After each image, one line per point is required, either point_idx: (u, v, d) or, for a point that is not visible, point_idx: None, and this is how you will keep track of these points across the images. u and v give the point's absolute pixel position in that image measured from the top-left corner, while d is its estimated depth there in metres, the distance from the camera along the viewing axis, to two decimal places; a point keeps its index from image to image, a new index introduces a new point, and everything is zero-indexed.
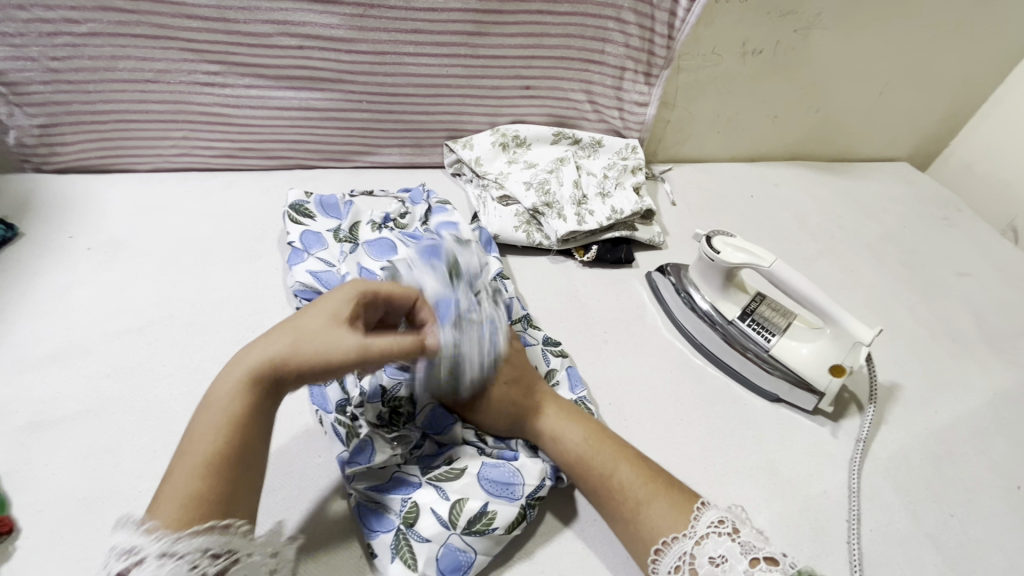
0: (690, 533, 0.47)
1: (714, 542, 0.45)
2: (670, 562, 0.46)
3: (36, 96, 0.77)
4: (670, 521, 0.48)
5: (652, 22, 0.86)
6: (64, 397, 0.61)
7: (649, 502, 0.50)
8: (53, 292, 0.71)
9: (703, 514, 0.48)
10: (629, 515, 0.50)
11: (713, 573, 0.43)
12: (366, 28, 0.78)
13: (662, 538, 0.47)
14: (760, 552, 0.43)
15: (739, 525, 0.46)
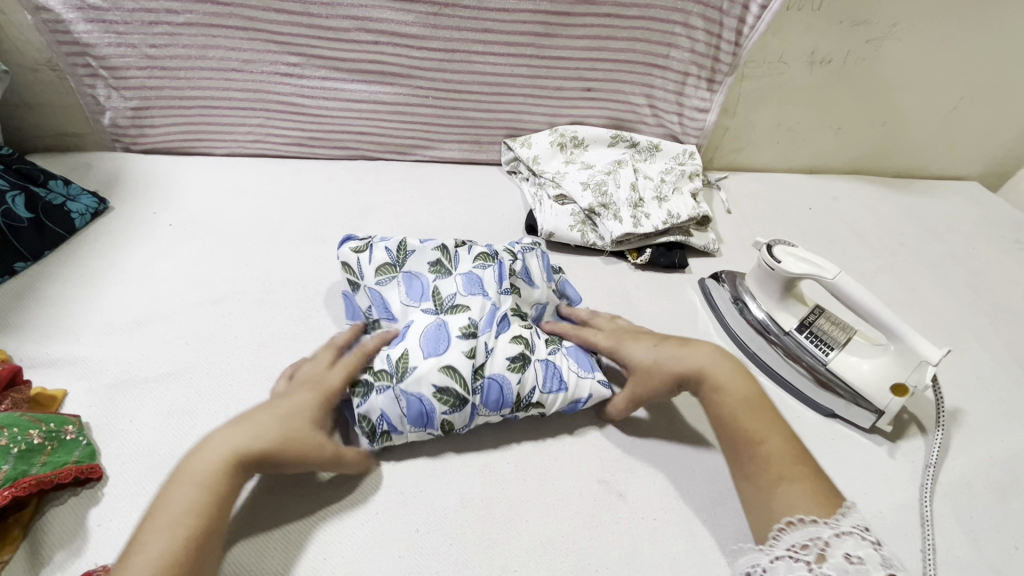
0: (832, 523, 0.46)
1: (855, 542, 0.45)
2: (801, 537, 0.46)
3: (132, 80, 0.83)
4: (798, 504, 0.48)
5: (720, 28, 0.86)
6: (147, 360, 0.65)
7: (792, 481, 0.50)
8: (139, 263, 0.77)
9: (852, 516, 0.47)
10: (766, 485, 0.51)
11: (846, 567, 0.43)
12: (438, 25, 0.81)
13: (797, 516, 0.47)
14: (899, 573, 0.43)
15: (877, 540, 0.46)
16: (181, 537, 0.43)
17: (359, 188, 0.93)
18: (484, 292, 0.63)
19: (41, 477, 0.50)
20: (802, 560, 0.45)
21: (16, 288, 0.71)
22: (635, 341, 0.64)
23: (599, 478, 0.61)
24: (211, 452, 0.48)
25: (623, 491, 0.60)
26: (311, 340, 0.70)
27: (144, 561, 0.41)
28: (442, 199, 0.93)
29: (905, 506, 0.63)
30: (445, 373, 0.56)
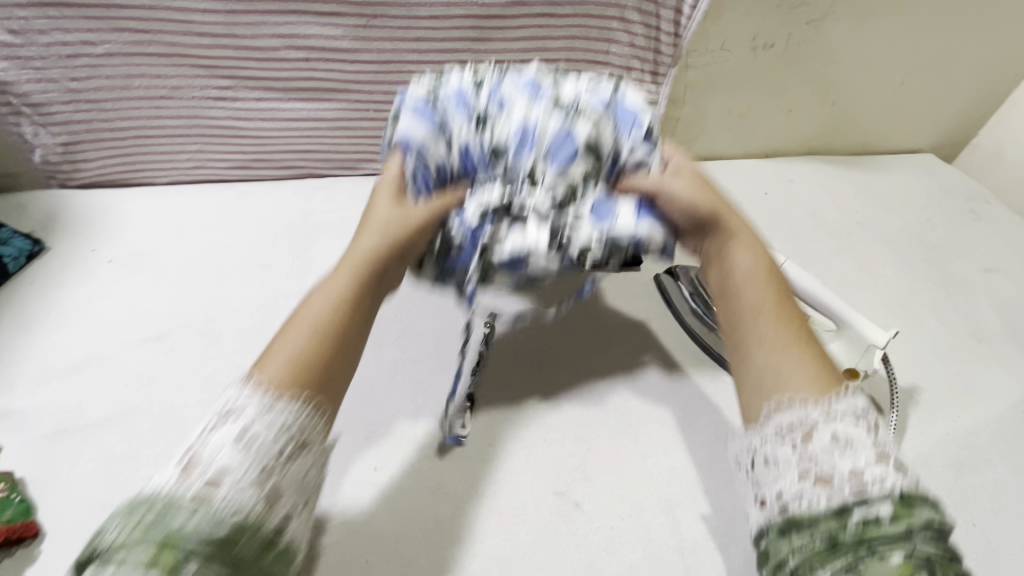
0: (824, 404, 0.46)
1: (844, 425, 0.45)
2: (789, 417, 0.47)
3: (58, 116, 0.80)
4: (789, 380, 0.49)
5: (657, 20, 0.85)
6: (87, 406, 0.64)
7: (798, 344, 0.51)
8: (78, 304, 0.75)
9: (852, 397, 0.46)
10: (776, 335, 0.52)
11: (832, 447, 0.44)
12: (370, 37, 0.79)
13: (785, 395, 0.48)
14: (889, 454, 0.43)
15: (879, 422, 0.46)
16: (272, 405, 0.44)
17: (307, 208, 0.92)
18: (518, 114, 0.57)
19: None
20: (789, 441, 0.46)
21: None
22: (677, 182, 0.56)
23: (556, 490, 0.61)
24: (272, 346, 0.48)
25: (579, 500, 0.60)
26: None
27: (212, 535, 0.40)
28: None
29: None
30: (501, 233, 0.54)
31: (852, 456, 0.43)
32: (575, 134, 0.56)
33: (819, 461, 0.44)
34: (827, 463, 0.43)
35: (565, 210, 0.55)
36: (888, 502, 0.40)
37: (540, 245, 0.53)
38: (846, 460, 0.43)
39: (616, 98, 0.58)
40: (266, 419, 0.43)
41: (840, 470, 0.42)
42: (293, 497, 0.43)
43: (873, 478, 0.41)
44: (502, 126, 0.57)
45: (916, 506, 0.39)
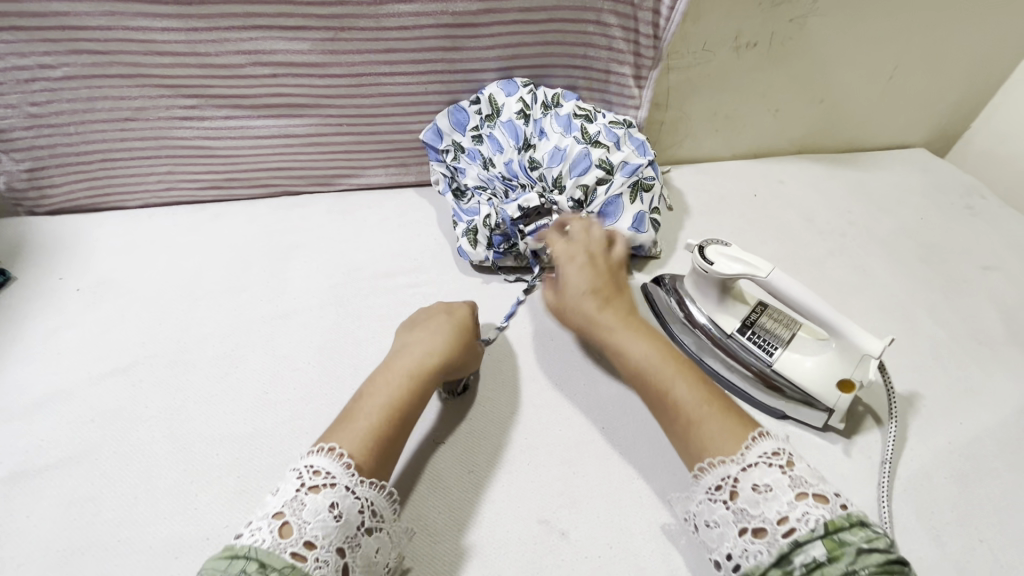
0: (738, 459, 0.49)
1: (762, 470, 0.47)
2: (713, 478, 0.49)
3: (20, 142, 0.78)
4: (728, 445, 0.50)
5: (635, 22, 0.82)
6: (49, 445, 0.61)
7: (702, 421, 0.52)
8: (42, 336, 0.72)
9: (760, 444, 0.49)
10: (681, 432, 0.53)
11: (754, 498, 0.46)
12: (338, 51, 0.77)
13: (707, 459, 0.50)
14: (810, 488, 0.46)
15: (792, 459, 0.48)
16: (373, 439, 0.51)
17: (282, 227, 0.89)
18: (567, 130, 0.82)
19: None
20: (720, 500, 0.48)
21: None
22: (574, 276, 0.65)
23: (540, 518, 0.58)
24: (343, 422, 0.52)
25: (565, 529, 0.57)
26: (228, 402, 0.66)
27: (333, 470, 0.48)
28: (371, 231, 0.90)
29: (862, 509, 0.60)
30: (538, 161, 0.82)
31: (773, 502, 0.45)
32: (594, 152, 0.81)
33: (752, 515, 0.46)
34: (759, 514, 0.46)
35: (583, 207, 0.81)
36: (819, 542, 0.42)
37: (564, 203, 0.80)
38: (769, 504, 0.45)
39: (627, 135, 0.84)
40: (349, 496, 0.47)
41: (770, 520, 0.45)
42: (384, 556, 0.49)
43: (799, 518, 0.44)
44: (566, 169, 0.80)
45: (842, 536, 0.42)
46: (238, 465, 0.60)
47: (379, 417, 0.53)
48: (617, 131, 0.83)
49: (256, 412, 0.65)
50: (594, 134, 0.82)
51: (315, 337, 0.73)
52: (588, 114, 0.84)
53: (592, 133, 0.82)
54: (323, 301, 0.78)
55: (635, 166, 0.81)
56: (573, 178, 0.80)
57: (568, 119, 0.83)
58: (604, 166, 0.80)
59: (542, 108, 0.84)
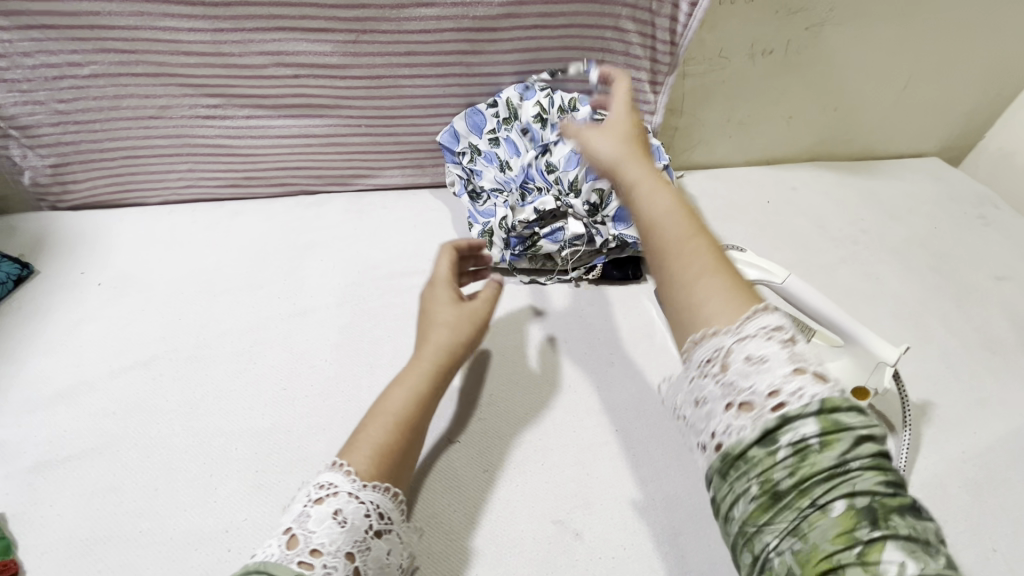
0: (734, 330, 0.39)
1: (758, 342, 0.38)
2: (708, 349, 0.40)
3: (46, 138, 0.80)
4: (717, 308, 0.41)
5: (653, 29, 0.83)
6: (71, 436, 0.62)
7: (707, 274, 0.43)
8: (65, 329, 0.73)
9: (762, 316, 0.39)
10: (685, 282, 0.44)
11: (746, 370, 0.37)
12: (360, 53, 0.78)
13: (708, 327, 0.41)
14: (811, 365, 0.36)
15: (801, 343, 0.38)
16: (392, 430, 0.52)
17: (299, 226, 0.90)
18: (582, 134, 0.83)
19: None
20: (710, 374, 0.39)
21: None
22: (597, 138, 0.58)
23: (554, 518, 0.58)
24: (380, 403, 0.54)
25: (579, 530, 0.58)
26: (246, 397, 0.67)
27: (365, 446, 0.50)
28: (387, 231, 0.91)
29: None
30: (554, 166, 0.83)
31: (765, 374, 0.36)
32: None
33: (740, 389, 0.37)
34: (749, 389, 0.36)
35: (599, 211, 0.81)
36: (813, 421, 0.33)
37: (580, 206, 0.80)
38: (759, 377, 0.36)
39: None
40: (354, 502, 0.45)
41: (759, 392, 0.35)
42: (396, 558, 0.47)
43: (791, 391, 0.34)
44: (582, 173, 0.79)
45: (840, 416, 0.33)
46: (257, 459, 0.61)
47: (386, 427, 0.52)
48: None
49: (274, 407, 0.66)
50: None
51: (331, 335, 0.74)
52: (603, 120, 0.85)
53: None
54: (340, 299, 0.79)
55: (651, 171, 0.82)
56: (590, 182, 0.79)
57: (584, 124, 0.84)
58: None
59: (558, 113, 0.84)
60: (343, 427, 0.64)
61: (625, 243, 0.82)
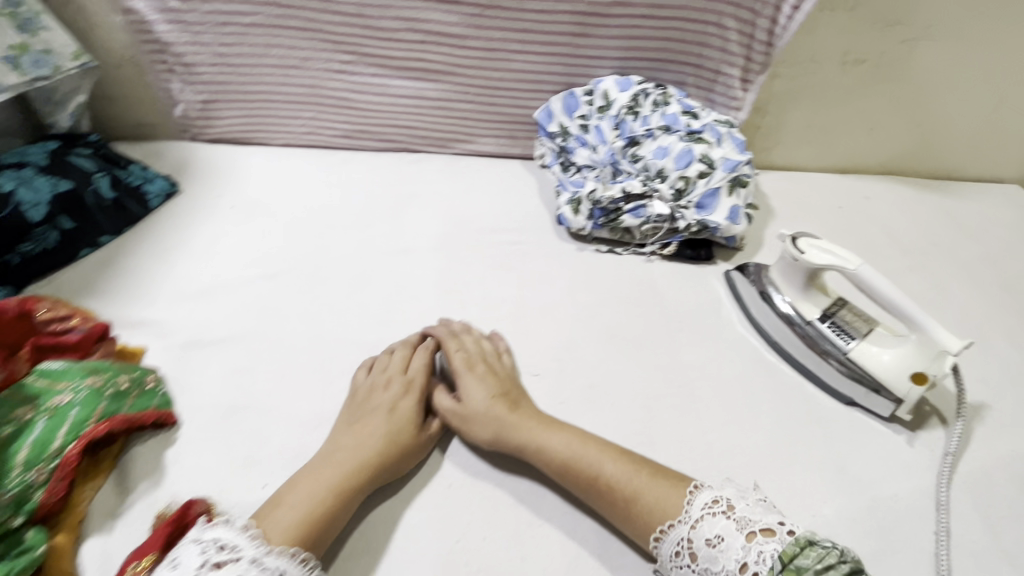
0: (685, 518, 0.53)
1: (709, 522, 0.52)
2: (672, 549, 0.53)
3: (204, 76, 0.92)
4: (675, 505, 0.54)
5: (752, 28, 0.89)
6: (215, 324, 0.73)
7: (637, 495, 0.56)
8: (206, 240, 0.85)
9: (702, 493, 0.54)
10: (625, 507, 0.56)
11: (710, 552, 0.50)
12: (482, 26, 0.87)
13: (659, 526, 0.54)
14: (755, 526, 0.50)
15: (733, 503, 0.53)
16: (320, 503, 0.54)
17: (400, 179, 0.99)
18: (674, 124, 0.88)
19: (78, 450, 0.54)
20: (683, 564, 0.52)
21: (102, 260, 0.80)
22: (472, 386, 0.66)
23: (622, 449, 0.65)
24: (304, 475, 0.57)
25: (642, 462, 0.64)
26: (357, 314, 0.77)
27: (280, 518, 0.52)
28: (478, 192, 0.99)
29: (922, 491, 0.64)
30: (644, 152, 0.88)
31: (727, 550, 0.50)
32: (697, 147, 0.86)
33: (716, 572, 0.50)
34: (722, 570, 0.50)
35: (683, 196, 0.86)
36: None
37: (665, 191, 0.85)
38: (726, 556, 0.49)
39: (730, 133, 0.89)
40: (257, 568, 0.47)
41: (732, 572, 0.49)
42: None
43: (755, 560, 0.48)
44: (670, 162, 0.86)
45: (796, 567, 0.47)
46: (366, 364, 0.71)
47: (309, 504, 0.54)
48: (719, 130, 0.88)
49: (381, 326, 0.75)
50: (698, 130, 0.87)
51: (428, 275, 0.83)
52: (693, 112, 0.89)
53: (695, 130, 0.87)
54: (437, 244, 0.88)
55: (736, 163, 0.86)
56: (677, 169, 0.85)
57: (674, 115, 0.88)
58: (706, 162, 0.85)
59: (650, 103, 0.89)
60: (439, 348, 0.73)
61: (706, 228, 0.86)
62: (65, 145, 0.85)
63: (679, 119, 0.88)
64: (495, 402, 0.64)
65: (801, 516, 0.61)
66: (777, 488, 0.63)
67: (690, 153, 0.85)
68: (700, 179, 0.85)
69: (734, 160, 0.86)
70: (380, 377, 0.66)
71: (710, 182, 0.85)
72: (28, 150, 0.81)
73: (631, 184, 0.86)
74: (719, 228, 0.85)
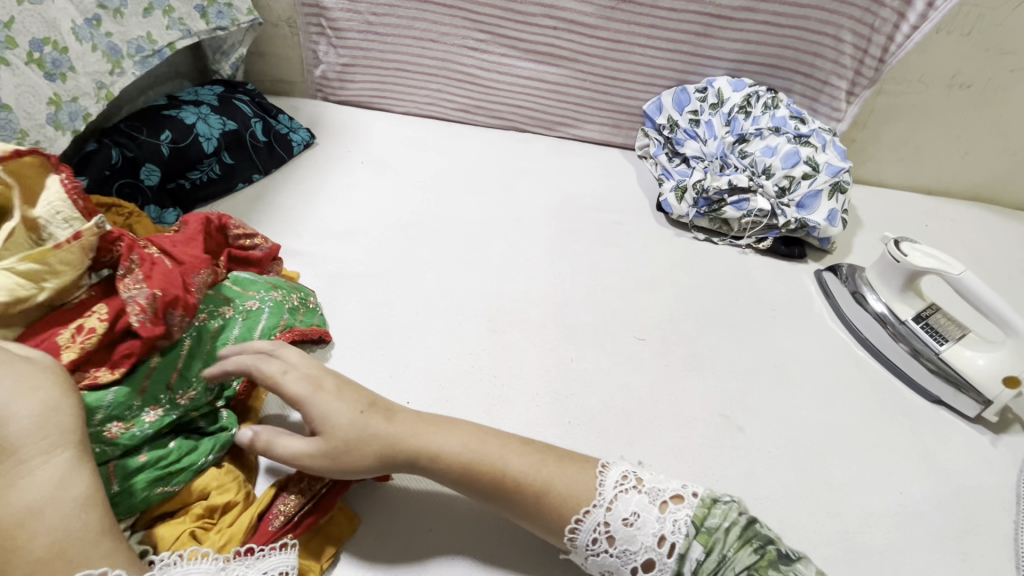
0: (600, 502, 0.52)
1: (624, 501, 0.52)
2: (590, 536, 0.51)
3: (351, 41, 1.01)
4: (586, 487, 0.53)
5: (868, 43, 0.93)
6: (356, 262, 0.82)
7: (547, 487, 0.53)
8: (341, 188, 0.94)
9: (608, 472, 0.54)
10: (533, 504, 0.53)
11: (629, 531, 0.51)
12: (612, 18, 0.95)
13: (576, 511, 0.52)
14: (666, 494, 0.53)
15: (640, 477, 0.54)
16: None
17: (510, 154, 1.06)
18: (783, 127, 0.93)
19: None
20: (602, 549, 0.51)
21: (255, 195, 0.90)
22: (317, 399, 0.55)
23: (722, 413, 0.71)
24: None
25: (741, 426, 0.70)
26: (478, 268, 0.84)
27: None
28: (582, 173, 1.04)
29: (1003, 485, 0.69)
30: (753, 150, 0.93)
31: (643, 526, 0.51)
32: (803, 150, 0.91)
33: (634, 551, 0.51)
34: (641, 547, 0.51)
35: (785, 195, 0.91)
36: (695, 543, 0.50)
37: (769, 187, 0.91)
38: (643, 534, 0.51)
39: (834, 142, 0.93)
40: None
41: (651, 546, 0.50)
42: None
43: (672, 529, 0.51)
44: (777, 160, 0.91)
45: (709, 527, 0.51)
46: (489, 312, 0.78)
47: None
48: (825, 137, 0.93)
49: (500, 280, 0.83)
50: (807, 134, 0.92)
51: (539, 242, 0.90)
52: (802, 119, 0.95)
53: (804, 134, 0.92)
54: (546, 216, 0.95)
55: (839, 169, 0.90)
56: (783, 169, 0.90)
57: (784, 119, 0.94)
58: (811, 164, 0.90)
59: (762, 105, 0.95)
60: (553, 306, 0.80)
61: (804, 227, 0.91)
62: (228, 91, 0.95)
63: (788, 123, 0.93)
64: (366, 414, 0.55)
65: (889, 491, 0.66)
66: (866, 466, 0.68)
67: (797, 154, 0.91)
68: (803, 180, 0.90)
69: (837, 165, 0.91)
70: (242, 364, 0.56)
71: (813, 183, 0.90)
72: (201, 91, 0.92)
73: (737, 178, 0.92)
74: (816, 228, 0.90)
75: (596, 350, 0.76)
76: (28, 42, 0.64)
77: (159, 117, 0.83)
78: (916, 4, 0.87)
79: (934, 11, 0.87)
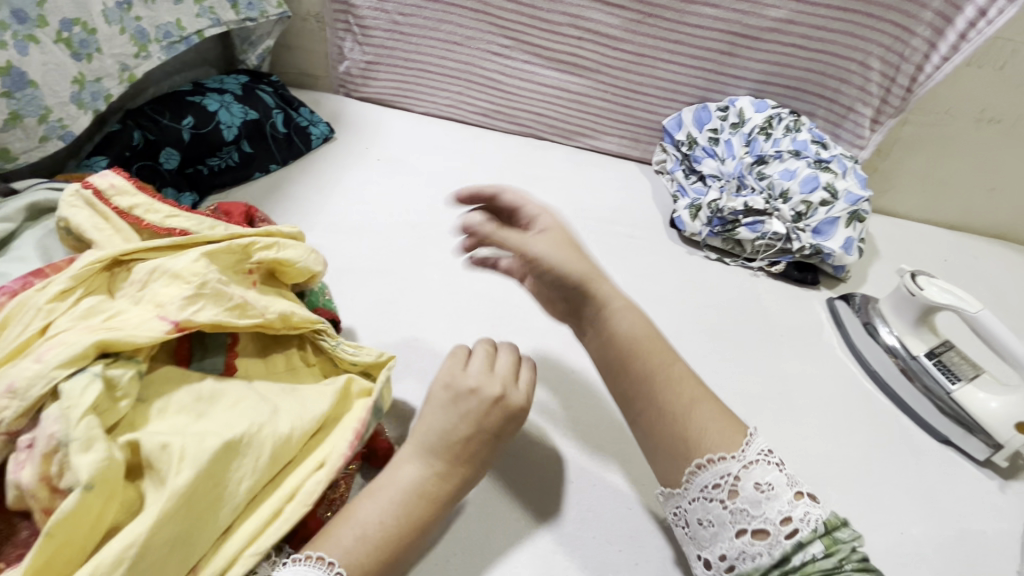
0: (740, 458, 0.50)
1: (762, 470, 0.49)
2: (712, 478, 0.50)
3: (376, 39, 1.02)
4: (731, 439, 0.51)
5: (895, 72, 0.92)
6: (365, 258, 0.82)
7: (702, 405, 0.54)
8: (357, 183, 0.94)
9: (756, 438, 0.51)
10: (681, 408, 0.54)
11: (757, 497, 0.48)
12: (638, 31, 0.95)
13: (710, 451, 0.51)
14: (804, 489, 0.49)
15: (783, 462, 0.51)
16: None
17: (526, 161, 1.05)
18: (803, 151, 0.92)
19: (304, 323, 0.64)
20: (716, 499, 0.50)
21: (270, 184, 0.91)
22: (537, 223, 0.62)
23: None
24: None
25: None
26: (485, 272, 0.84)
27: None
28: (597, 184, 1.04)
29: (1009, 533, 0.66)
30: (769, 173, 0.92)
31: (776, 501, 0.48)
32: (823, 175, 0.89)
33: (753, 516, 0.48)
34: (761, 515, 0.48)
35: (801, 220, 0.90)
36: (819, 541, 0.47)
37: (785, 211, 0.89)
38: (771, 506, 0.48)
39: (855, 168, 0.92)
40: None
41: (773, 521, 0.48)
42: None
43: (802, 519, 0.47)
44: (794, 183, 0.89)
45: (837, 534, 0.47)
46: (493, 317, 0.78)
47: None
48: (845, 163, 0.91)
49: (506, 286, 0.82)
50: (826, 159, 0.91)
51: None
52: (822, 143, 0.94)
53: (824, 160, 0.91)
54: None
55: (858, 196, 0.89)
56: (801, 193, 0.89)
57: (804, 143, 0.93)
58: (830, 190, 0.89)
59: (782, 128, 0.94)
60: (558, 316, 0.80)
61: (819, 253, 0.89)
62: (252, 81, 0.96)
63: (808, 148, 0.92)
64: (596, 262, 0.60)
65: (889, 531, 0.64)
66: (867, 501, 0.66)
67: (815, 180, 0.89)
68: (822, 205, 0.89)
69: (856, 193, 0.90)
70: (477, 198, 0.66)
71: (831, 209, 0.88)
72: (225, 79, 0.93)
73: (753, 200, 0.90)
74: (831, 255, 0.88)
75: (598, 363, 0.75)
76: (58, 21, 0.65)
77: (182, 102, 0.84)
78: (948, 35, 0.86)
79: (967, 43, 0.85)
